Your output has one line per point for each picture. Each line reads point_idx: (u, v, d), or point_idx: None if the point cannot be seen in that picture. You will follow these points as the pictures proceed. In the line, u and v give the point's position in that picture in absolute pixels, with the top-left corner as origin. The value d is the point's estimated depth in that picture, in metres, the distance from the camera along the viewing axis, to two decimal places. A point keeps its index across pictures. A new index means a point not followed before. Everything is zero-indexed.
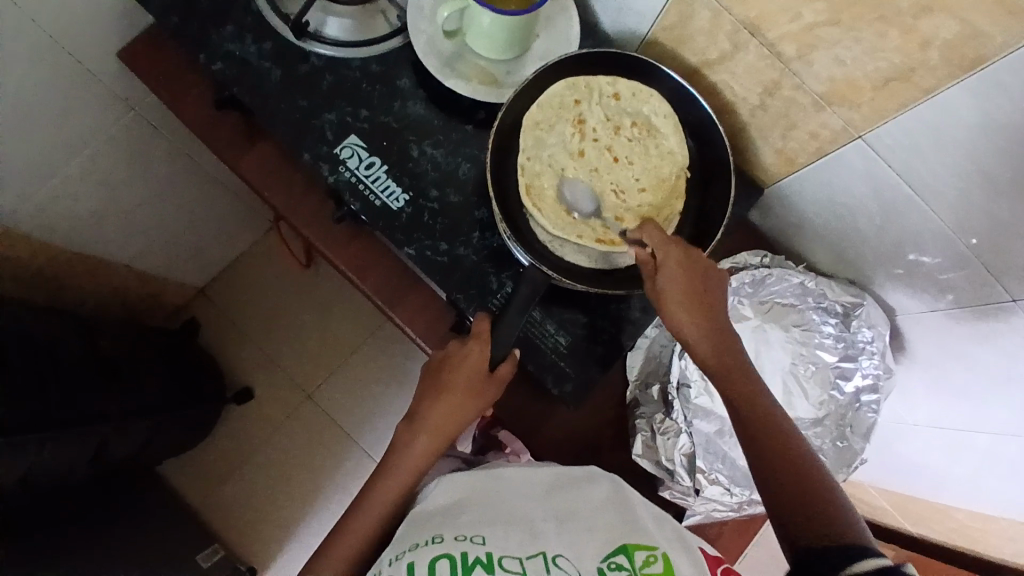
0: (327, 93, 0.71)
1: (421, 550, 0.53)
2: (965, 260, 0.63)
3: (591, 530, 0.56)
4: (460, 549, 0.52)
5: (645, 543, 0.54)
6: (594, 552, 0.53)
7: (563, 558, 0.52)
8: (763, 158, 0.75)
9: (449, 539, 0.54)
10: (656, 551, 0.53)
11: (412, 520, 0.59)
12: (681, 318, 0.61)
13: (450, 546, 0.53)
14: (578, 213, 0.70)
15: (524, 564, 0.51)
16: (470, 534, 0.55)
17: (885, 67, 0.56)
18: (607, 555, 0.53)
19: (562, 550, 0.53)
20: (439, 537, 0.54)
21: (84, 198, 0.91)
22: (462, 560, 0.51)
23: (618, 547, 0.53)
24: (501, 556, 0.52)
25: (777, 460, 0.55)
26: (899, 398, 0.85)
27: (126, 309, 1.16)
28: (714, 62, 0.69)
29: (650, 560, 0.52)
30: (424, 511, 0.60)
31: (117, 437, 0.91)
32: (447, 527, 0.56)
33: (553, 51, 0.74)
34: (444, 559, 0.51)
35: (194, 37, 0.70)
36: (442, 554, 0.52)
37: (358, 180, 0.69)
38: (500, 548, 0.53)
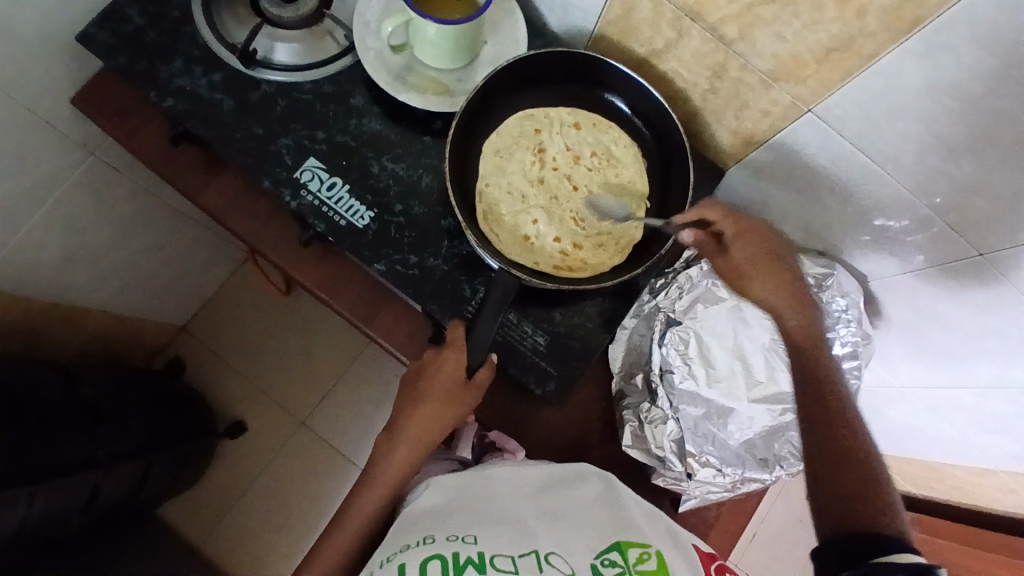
0: (282, 117, 0.71)
1: (411, 551, 0.53)
2: (928, 222, 0.64)
3: (583, 528, 0.56)
4: (451, 550, 0.52)
5: (638, 541, 0.54)
6: (584, 549, 0.53)
7: (556, 555, 0.52)
8: (720, 139, 0.76)
9: (439, 540, 0.54)
10: (649, 548, 0.53)
11: (404, 521, 0.59)
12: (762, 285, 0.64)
13: (440, 547, 0.53)
14: (536, 240, 0.73)
15: (516, 563, 0.51)
16: (461, 535, 0.55)
17: (825, 39, 0.57)
18: (600, 551, 0.53)
19: (554, 547, 0.53)
20: (429, 539, 0.54)
21: (53, 246, 0.91)
22: (454, 560, 0.51)
23: (612, 544, 0.53)
24: (494, 555, 0.52)
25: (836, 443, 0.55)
26: (883, 364, 0.86)
27: (108, 354, 1.15)
28: (661, 51, 0.70)
29: (644, 557, 0.52)
30: (417, 513, 0.60)
31: (108, 481, 0.90)
32: (438, 528, 0.56)
33: (503, 54, 0.75)
34: (435, 560, 0.51)
35: (144, 77, 0.70)
36: (432, 556, 0.52)
37: (321, 202, 0.69)
38: (492, 547, 0.53)
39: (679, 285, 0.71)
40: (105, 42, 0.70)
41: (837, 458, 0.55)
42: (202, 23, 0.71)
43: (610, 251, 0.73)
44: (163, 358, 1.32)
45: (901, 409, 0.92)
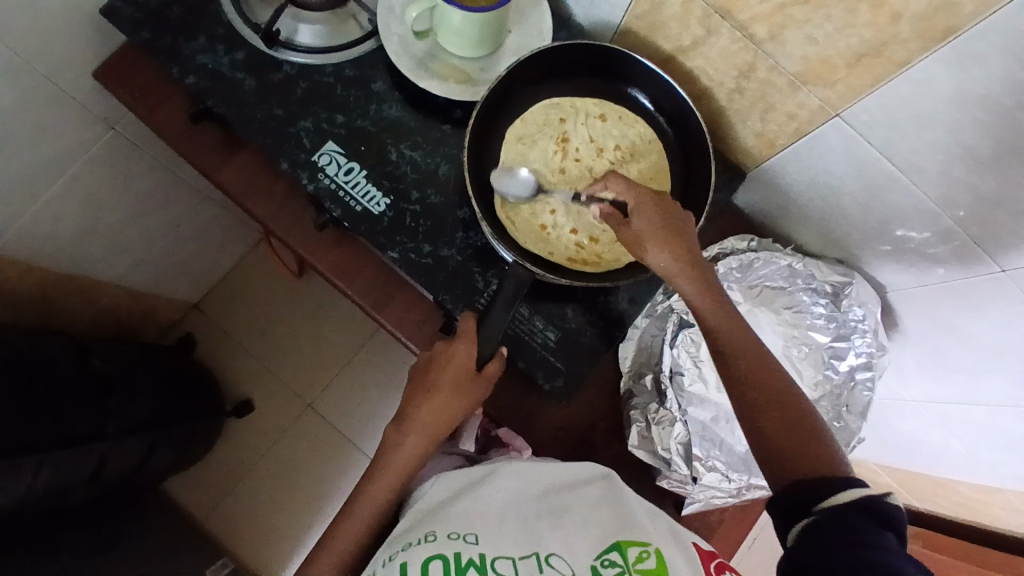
0: (302, 99, 0.71)
1: (413, 549, 0.53)
2: (952, 233, 0.63)
3: (585, 526, 0.55)
4: (453, 550, 0.52)
5: (638, 539, 0.53)
6: (585, 549, 0.53)
7: (557, 557, 0.52)
8: (743, 141, 0.74)
9: (442, 537, 0.54)
10: (649, 547, 0.52)
11: (409, 517, 0.60)
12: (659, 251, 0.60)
13: (443, 546, 0.53)
14: (552, 230, 0.73)
15: (516, 565, 0.51)
16: (463, 533, 0.55)
17: (856, 43, 0.55)
18: (600, 551, 0.52)
19: (555, 548, 0.53)
20: (431, 535, 0.55)
21: (70, 218, 0.91)
22: (455, 560, 0.51)
23: (612, 544, 0.53)
24: (494, 557, 0.52)
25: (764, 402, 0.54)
26: (895, 375, 0.85)
27: (120, 328, 1.16)
28: (688, 48, 0.69)
29: (644, 556, 0.51)
30: (420, 509, 0.60)
31: (114, 454, 0.91)
32: (440, 525, 0.56)
33: (527, 45, 0.74)
34: (437, 560, 0.51)
35: (168, 53, 0.70)
36: (434, 555, 0.52)
37: (338, 186, 0.69)
38: (493, 548, 0.53)
39: None
40: (130, 17, 0.70)
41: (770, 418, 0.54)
42: (227, 1, 0.71)
43: (626, 247, 0.73)
44: (174, 334, 1.33)
45: (911, 423, 0.91)
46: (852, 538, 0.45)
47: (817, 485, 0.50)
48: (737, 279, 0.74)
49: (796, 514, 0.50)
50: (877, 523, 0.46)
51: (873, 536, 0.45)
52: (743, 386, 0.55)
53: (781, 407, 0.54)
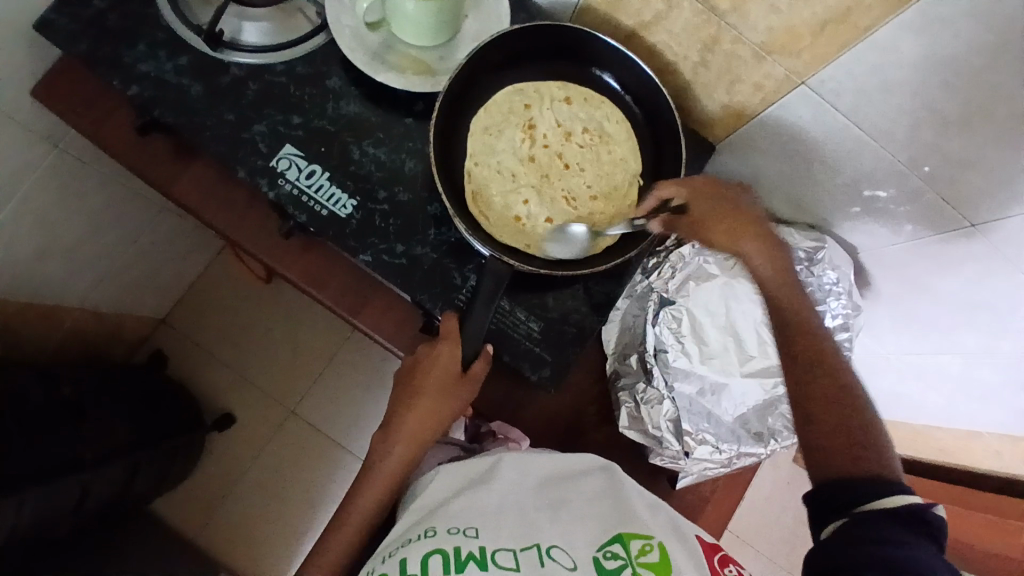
0: (255, 103, 0.68)
1: (413, 545, 0.51)
2: (920, 193, 0.64)
3: (584, 518, 0.55)
4: (453, 544, 0.51)
5: (640, 532, 0.53)
6: (586, 540, 0.52)
7: (557, 549, 0.51)
8: (711, 113, 0.74)
9: (441, 532, 0.52)
10: (653, 540, 0.52)
11: (408, 514, 0.58)
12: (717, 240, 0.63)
13: (442, 541, 0.51)
14: (527, 220, 0.72)
15: (517, 558, 0.50)
16: (462, 526, 0.53)
17: (821, 11, 0.55)
18: (603, 543, 0.52)
19: (556, 540, 0.52)
20: (431, 531, 0.53)
21: (20, 243, 0.86)
22: (456, 555, 0.50)
23: (614, 536, 0.52)
24: (494, 550, 0.50)
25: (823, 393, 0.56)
26: (873, 335, 0.87)
27: (87, 350, 1.12)
28: (650, 23, 0.67)
29: (647, 549, 0.51)
30: (419, 507, 0.58)
31: (97, 483, 0.88)
32: (439, 518, 0.54)
33: (484, 30, 0.72)
34: (437, 555, 0.50)
35: (106, 64, 0.66)
36: (434, 550, 0.50)
37: (301, 191, 0.66)
38: (493, 541, 0.52)
39: (672, 264, 0.70)
40: (62, 27, 0.66)
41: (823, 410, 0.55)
42: (164, 3, 0.67)
43: (602, 230, 0.72)
44: (144, 349, 1.29)
45: (887, 377, 0.93)
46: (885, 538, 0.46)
47: (862, 484, 0.50)
48: (714, 253, 0.71)
49: (831, 508, 0.51)
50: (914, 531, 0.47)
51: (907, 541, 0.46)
52: (811, 373, 0.57)
53: (834, 404, 0.55)
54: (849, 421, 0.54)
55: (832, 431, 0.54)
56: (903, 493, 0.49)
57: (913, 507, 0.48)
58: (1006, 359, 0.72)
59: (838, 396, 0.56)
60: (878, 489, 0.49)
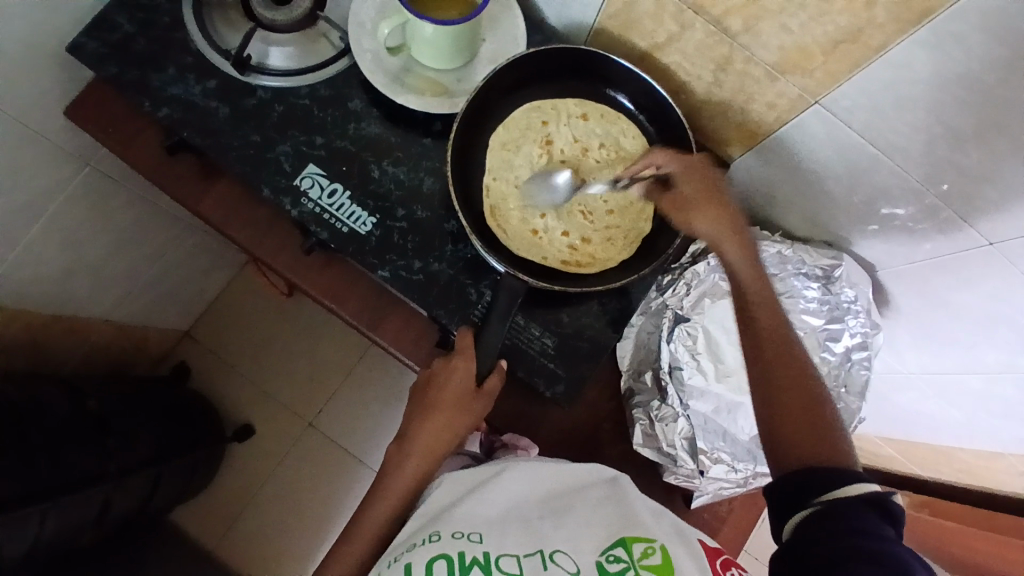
0: (279, 124, 0.70)
1: (418, 550, 0.52)
2: (936, 209, 0.64)
3: (590, 523, 0.54)
4: (456, 549, 0.51)
5: (643, 536, 0.51)
6: (591, 545, 0.51)
7: (561, 553, 0.50)
8: (725, 132, 0.74)
9: (445, 537, 0.53)
10: (654, 543, 0.51)
11: (416, 519, 0.58)
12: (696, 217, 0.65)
13: (446, 546, 0.51)
14: (544, 234, 0.73)
15: (521, 564, 0.49)
16: (467, 532, 0.53)
17: (832, 30, 0.56)
18: (605, 548, 0.51)
19: (560, 544, 0.51)
20: (435, 535, 0.53)
21: (52, 259, 0.89)
22: (459, 560, 0.50)
23: (617, 540, 0.51)
24: (498, 555, 0.50)
25: (783, 379, 0.56)
26: (889, 351, 0.86)
27: (111, 363, 1.14)
28: (663, 45, 0.69)
29: (649, 552, 0.50)
30: (426, 511, 0.58)
31: (118, 494, 0.90)
32: (445, 523, 0.55)
33: (501, 52, 0.73)
34: (441, 560, 0.50)
35: (138, 87, 0.69)
36: (438, 555, 0.51)
37: (322, 209, 0.68)
38: (497, 546, 0.51)
39: (687, 282, 0.71)
40: (98, 53, 0.69)
41: (783, 397, 0.55)
42: (194, 29, 0.70)
43: (618, 245, 0.73)
44: (168, 363, 1.31)
45: (907, 396, 0.92)
46: (854, 526, 0.46)
47: (824, 473, 0.50)
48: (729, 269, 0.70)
49: (796, 501, 0.50)
50: (879, 515, 0.47)
51: (873, 524, 0.46)
52: (773, 367, 0.57)
53: (797, 389, 0.55)
54: (815, 412, 0.54)
55: (793, 415, 0.54)
56: (860, 482, 0.49)
57: (871, 493, 0.48)
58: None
59: (797, 380, 0.56)
60: (837, 477, 0.49)
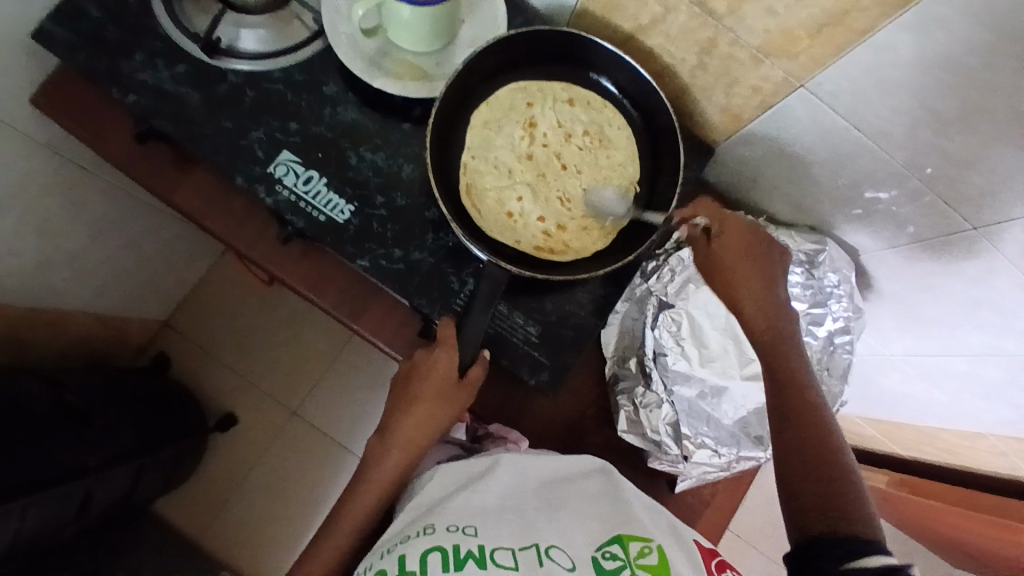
0: (252, 110, 0.68)
1: (411, 542, 0.50)
2: (919, 193, 0.64)
3: (583, 518, 0.54)
4: (452, 542, 0.50)
5: (639, 535, 0.52)
6: (586, 541, 0.51)
7: (557, 549, 0.49)
8: (708, 115, 0.73)
9: (440, 531, 0.51)
10: (651, 543, 0.51)
11: (407, 513, 0.57)
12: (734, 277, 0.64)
13: (441, 539, 0.50)
14: (520, 217, 0.72)
15: (516, 557, 0.48)
16: (461, 525, 0.52)
17: (816, 12, 0.55)
18: (600, 544, 0.51)
19: (554, 540, 0.51)
20: (429, 528, 0.52)
21: (24, 251, 0.87)
22: (454, 553, 0.48)
23: (612, 537, 0.51)
24: (494, 548, 0.49)
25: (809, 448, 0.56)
26: (874, 333, 0.87)
27: (91, 355, 1.13)
28: (646, 26, 0.67)
29: (645, 551, 0.50)
30: (417, 506, 0.57)
31: (100, 488, 0.89)
32: (438, 517, 0.53)
33: (481, 35, 0.72)
34: (436, 553, 0.49)
35: (104, 73, 0.66)
36: (433, 547, 0.49)
37: (298, 197, 0.66)
38: (492, 540, 0.50)
39: (671, 268, 0.69)
40: (61, 38, 0.66)
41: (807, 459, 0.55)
42: (161, 11, 0.67)
43: (593, 234, 0.72)
44: (149, 353, 1.30)
45: (890, 378, 0.93)
46: None
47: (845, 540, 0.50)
48: None
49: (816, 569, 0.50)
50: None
51: None
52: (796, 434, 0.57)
53: (820, 455, 0.55)
54: (837, 479, 0.54)
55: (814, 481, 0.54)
56: (881, 553, 0.48)
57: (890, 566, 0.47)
58: (1009, 354, 0.72)
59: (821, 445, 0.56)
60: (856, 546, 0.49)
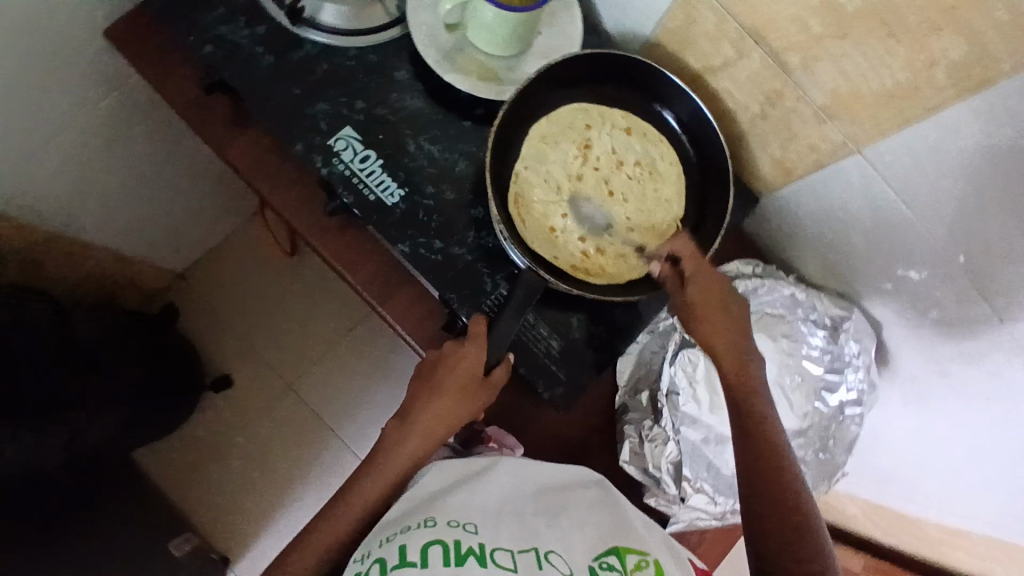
0: (323, 81, 0.69)
1: (412, 534, 0.50)
2: (954, 276, 0.64)
3: (583, 526, 0.53)
4: (453, 537, 0.49)
5: (637, 547, 0.51)
6: (583, 549, 0.51)
7: (556, 554, 0.49)
8: (759, 166, 0.75)
9: (441, 524, 0.51)
10: (648, 556, 0.51)
11: (404, 504, 0.57)
12: (704, 327, 0.62)
13: (442, 533, 0.49)
14: (561, 233, 0.72)
15: (516, 559, 0.48)
16: (462, 522, 0.51)
17: (889, 84, 0.57)
18: (599, 554, 0.50)
19: (554, 545, 0.50)
20: (430, 521, 0.51)
21: (65, 176, 0.88)
22: (455, 548, 0.48)
23: (610, 548, 0.51)
24: (494, 548, 0.48)
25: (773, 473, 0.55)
26: (879, 409, 0.87)
27: (102, 293, 1.13)
28: (717, 68, 0.69)
29: (643, 564, 0.49)
30: (415, 497, 0.57)
31: (90, 424, 0.88)
32: (439, 510, 0.53)
33: (555, 48, 0.73)
34: (436, 546, 0.48)
35: (188, 20, 0.68)
36: (433, 540, 0.48)
37: (352, 173, 0.67)
38: (492, 539, 0.50)
39: None
40: None
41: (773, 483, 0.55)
42: None
43: (630, 262, 0.72)
44: (157, 304, 1.29)
45: (885, 460, 0.93)
46: None
47: None
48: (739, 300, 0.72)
49: None
50: None
51: None
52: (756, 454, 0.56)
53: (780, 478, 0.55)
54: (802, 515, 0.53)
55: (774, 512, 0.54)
56: None
57: None
58: (1011, 453, 0.71)
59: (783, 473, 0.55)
60: None
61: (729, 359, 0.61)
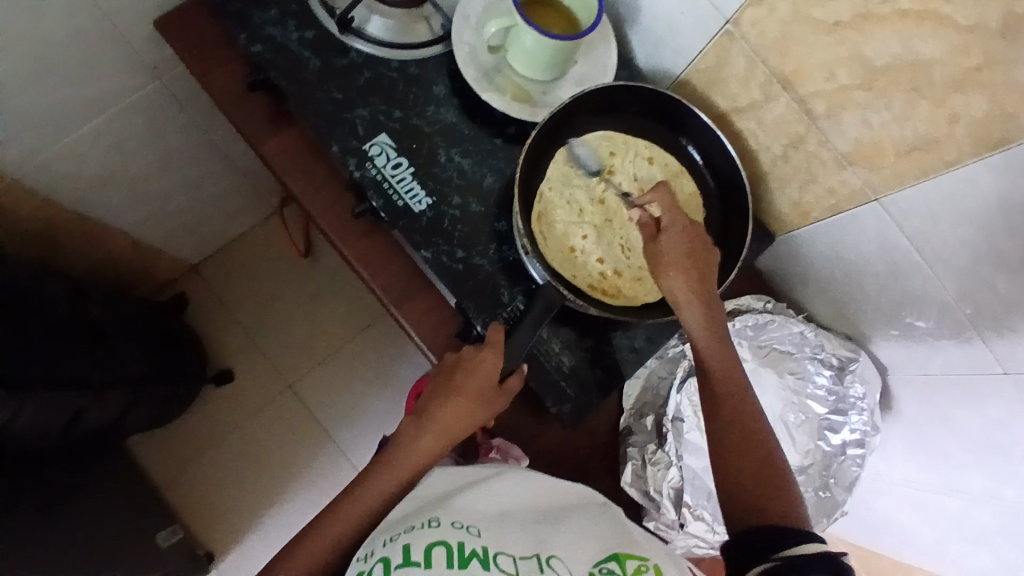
0: (364, 88, 0.72)
1: (416, 533, 0.51)
2: (961, 326, 0.66)
3: (586, 536, 0.54)
4: (456, 539, 0.50)
5: (637, 554, 0.51)
6: (585, 556, 0.51)
7: (556, 559, 0.49)
8: (776, 205, 0.77)
9: (446, 525, 0.52)
10: (648, 562, 0.50)
11: (411, 500, 0.58)
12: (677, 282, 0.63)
13: (446, 534, 0.51)
14: (580, 255, 0.74)
15: (517, 564, 0.48)
16: (467, 524, 0.53)
17: (910, 135, 0.59)
18: (598, 560, 0.51)
19: (556, 551, 0.51)
20: (435, 521, 0.52)
21: (97, 159, 0.90)
22: (458, 550, 0.49)
23: (610, 555, 0.51)
24: (496, 552, 0.49)
25: (740, 435, 0.58)
26: (879, 454, 0.87)
27: (115, 279, 1.14)
28: (743, 109, 0.72)
29: (643, 569, 0.49)
30: (420, 496, 0.58)
31: (94, 404, 0.89)
32: (444, 512, 0.54)
33: (590, 78, 0.76)
34: (440, 547, 0.49)
35: (241, 19, 0.71)
36: (437, 542, 0.50)
37: (383, 178, 0.69)
38: (495, 544, 0.51)
39: None
40: None
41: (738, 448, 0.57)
42: None
43: (647, 286, 0.74)
44: (167, 295, 1.31)
45: (881, 506, 0.93)
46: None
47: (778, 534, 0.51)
48: (750, 335, 0.76)
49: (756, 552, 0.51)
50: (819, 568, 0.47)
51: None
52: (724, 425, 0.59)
53: (749, 444, 0.57)
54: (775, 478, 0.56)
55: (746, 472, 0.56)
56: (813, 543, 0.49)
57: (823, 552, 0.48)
58: (1004, 507, 0.72)
59: (751, 436, 0.58)
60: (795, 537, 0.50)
61: (701, 321, 0.62)
